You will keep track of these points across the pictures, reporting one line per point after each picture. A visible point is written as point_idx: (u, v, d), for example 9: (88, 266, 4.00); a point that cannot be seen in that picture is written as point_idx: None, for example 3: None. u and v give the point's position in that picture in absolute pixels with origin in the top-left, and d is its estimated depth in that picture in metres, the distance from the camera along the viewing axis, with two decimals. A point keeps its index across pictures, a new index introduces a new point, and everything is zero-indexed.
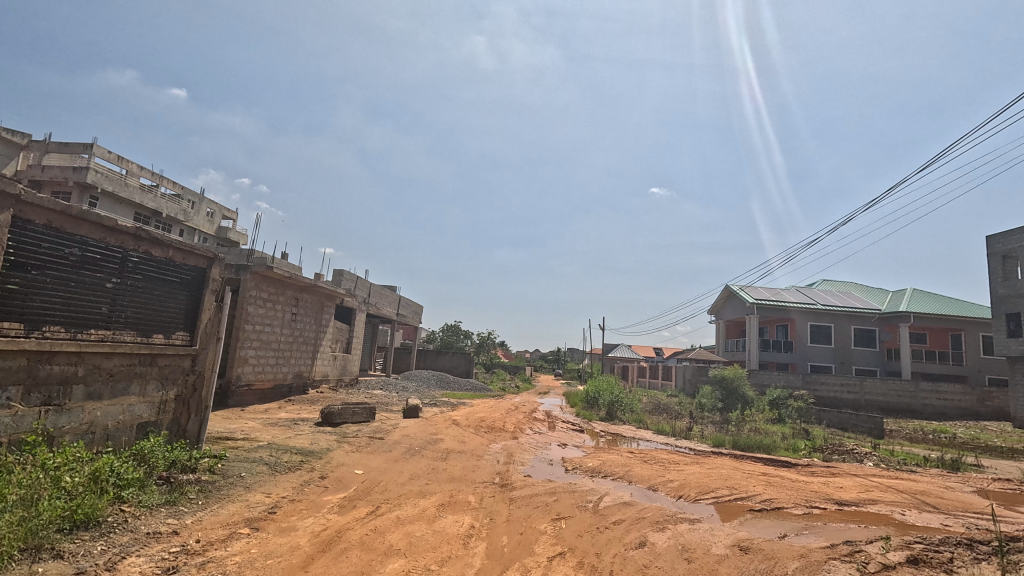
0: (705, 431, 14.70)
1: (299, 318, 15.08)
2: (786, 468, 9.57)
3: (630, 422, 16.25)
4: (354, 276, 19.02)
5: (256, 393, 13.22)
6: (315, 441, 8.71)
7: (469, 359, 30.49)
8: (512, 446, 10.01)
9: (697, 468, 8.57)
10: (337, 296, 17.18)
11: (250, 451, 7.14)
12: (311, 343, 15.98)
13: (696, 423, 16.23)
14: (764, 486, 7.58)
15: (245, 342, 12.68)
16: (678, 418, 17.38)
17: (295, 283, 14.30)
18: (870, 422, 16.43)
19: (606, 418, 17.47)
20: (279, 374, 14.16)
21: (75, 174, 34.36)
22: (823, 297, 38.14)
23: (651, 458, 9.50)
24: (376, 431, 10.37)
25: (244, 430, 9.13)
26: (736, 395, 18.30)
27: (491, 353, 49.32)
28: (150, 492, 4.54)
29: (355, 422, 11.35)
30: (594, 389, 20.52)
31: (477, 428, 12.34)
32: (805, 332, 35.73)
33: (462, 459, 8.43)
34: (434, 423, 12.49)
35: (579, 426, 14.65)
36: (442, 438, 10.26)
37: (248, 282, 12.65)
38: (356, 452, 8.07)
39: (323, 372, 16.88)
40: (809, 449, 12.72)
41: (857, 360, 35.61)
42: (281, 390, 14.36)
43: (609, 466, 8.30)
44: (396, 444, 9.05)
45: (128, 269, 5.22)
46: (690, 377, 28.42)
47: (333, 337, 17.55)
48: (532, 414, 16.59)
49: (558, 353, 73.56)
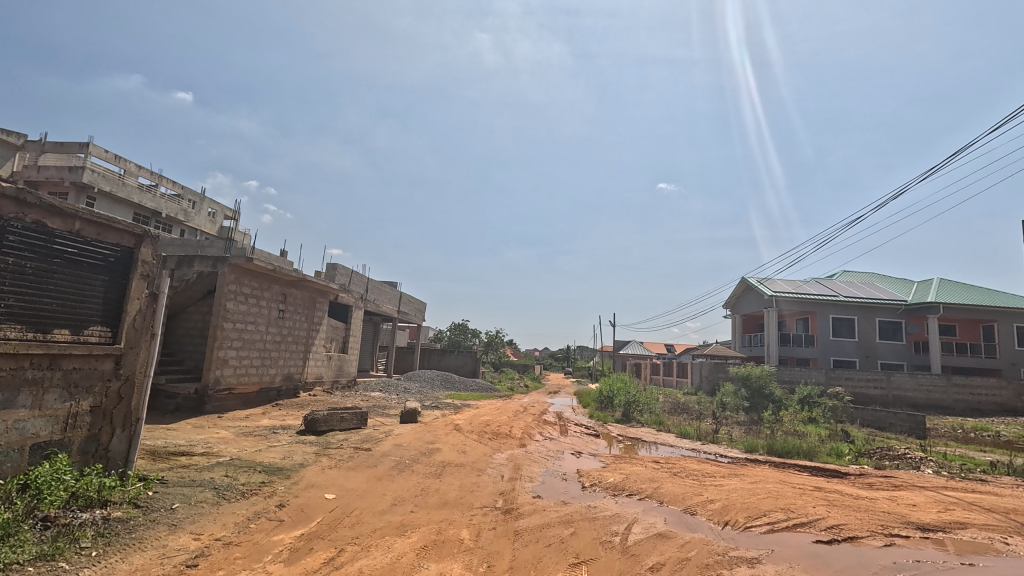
0: (733, 434, 13.31)
1: (287, 316, 13.91)
2: (839, 480, 8.17)
3: (650, 424, 14.92)
4: (350, 271, 17.85)
5: (239, 398, 12.08)
6: (289, 454, 7.49)
7: (475, 359, 29.24)
8: (519, 457, 8.74)
9: (739, 482, 7.23)
10: (330, 292, 16.01)
11: (200, 472, 5.90)
12: (302, 343, 14.81)
13: (721, 425, 14.84)
14: (826, 507, 6.23)
15: (224, 343, 11.54)
16: (701, 420, 15.98)
17: (281, 277, 13.12)
18: (914, 421, 14.94)
19: (623, 420, 16.13)
20: (265, 377, 13.02)
21: (71, 175, 33.65)
22: (846, 289, 36.42)
23: (681, 469, 8.18)
24: (364, 441, 9.15)
25: (210, 443, 7.93)
26: (763, 394, 16.88)
27: (500, 352, 48.17)
28: (16, 544, 3.30)
29: (343, 429, 10.15)
30: (608, 388, 19.19)
31: (480, 434, 11.08)
32: (827, 325, 34.08)
33: (459, 474, 7.16)
34: (433, 430, 11.24)
35: (594, 429, 13.33)
36: (439, 448, 9.00)
37: (228, 276, 11.48)
38: (334, 468, 6.83)
39: (316, 373, 15.71)
40: (853, 454, 11.32)
41: (883, 354, 33.90)
42: (268, 394, 13.21)
43: (634, 482, 7.00)
44: (385, 457, 7.82)
45: (6, 243, 4.03)
46: (708, 374, 26.98)
47: (327, 336, 16.37)
48: (541, 417, 15.29)
49: (568, 351, 72.15)
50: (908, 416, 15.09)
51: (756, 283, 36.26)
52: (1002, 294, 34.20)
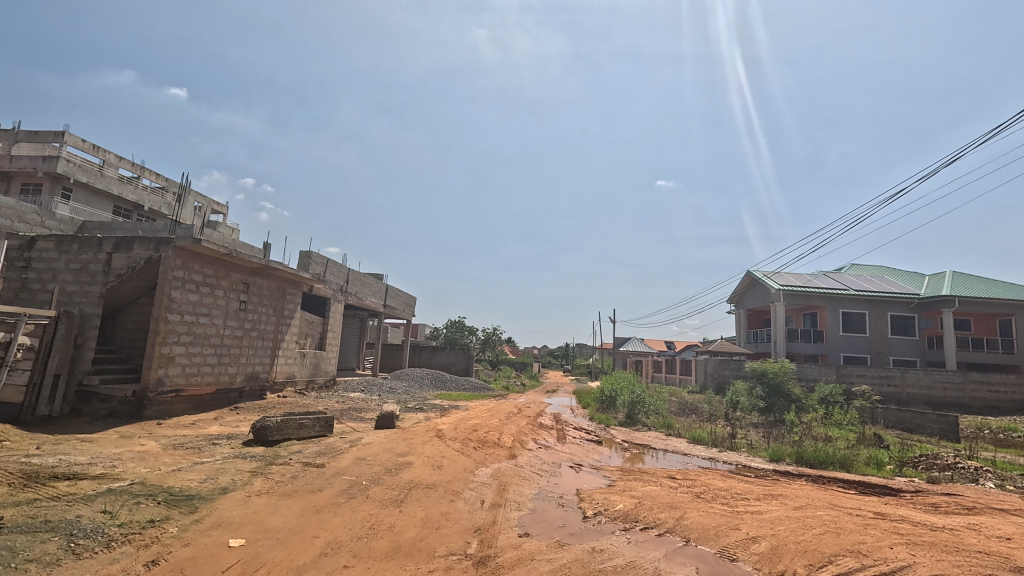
0: (752, 439, 11.82)
1: (251, 308, 12.37)
2: (898, 502, 6.64)
3: (657, 428, 13.42)
4: (326, 261, 16.28)
5: (190, 401, 10.56)
6: (215, 474, 5.95)
7: (468, 356, 27.68)
8: (506, 473, 7.22)
9: (781, 510, 5.69)
10: (303, 282, 14.50)
11: (68, 509, 4.34)
12: (270, 339, 13.29)
13: (736, 428, 13.36)
14: (906, 548, 4.70)
15: (169, 339, 10.00)
16: (713, 422, 14.52)
17: (240, 263, 11.58)
18: (947, 422, 13.46)
19: (628, 422, 14.64)
20: (222, 377, 11.48)
21: (45, 165, 32.09)
22: (856, 282, 34.97)
23: (704, 488, 6.67)
24: (321, 454, 7.60)
25: (120, 459, 6.38)
26: (780, 393, 15.34)
27: (497, 350, 46.66)
28: None
29: (301, 438, 8.64)
30: (610, 387, 17.72)
31: (465, 442, 9.58)
32: (836, 321, 32.66)
33: (427, 501, 5.60)
34: (410, 437, 9.67)
35: (596, 435, 11.83)
36: (410, 462, 7.46)
37: (173, 261, 9.96)
38: (263, 495, 5.30)
39: (287, 372, 14.19)
40: (895, 463, 9.82)
41: (895, 350, 32.47)
42: (227, 396, 11.69)
43: (649, 510, 5.48)
44: (338, 476, 6.27)
45: None
46: (713, 372, 25.63)
47: (300, 331, 14.86)
48: (537, 420, 13.78)
49: (567, 348, 70.69)
50: (941, 417, 13.65)
51: (762, 276, 34.76)
52: (1019, 286, 32.74)
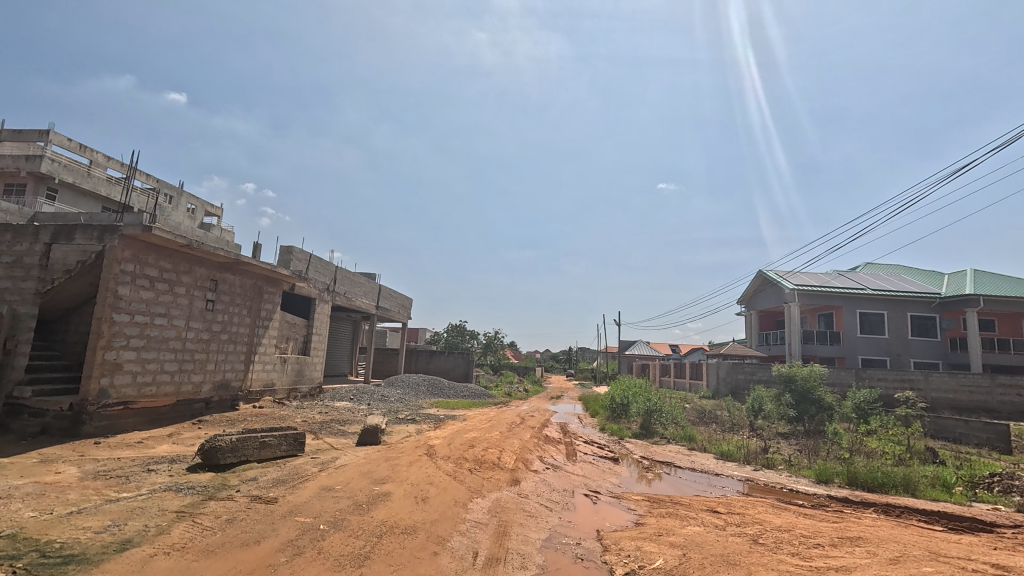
0: (788, 454, 10.36)
1: (220, 308, 11.00)
2: (1008, 546, 5.17)
3: (677, 440, 12.01)
4: (310, 258, 14.94)
5: (143, 414, 9.15)
6: (123, 520, 4.53)
7: (468, 361, 26.25)
8: (506, 507, 5.81)
9: (874, 565, 4.24)
10: (283, 280, 13.14)
11: None
12: (244, 342, 11.90)
13: (766, 441, 11.89)
14: None
15: (116, 343, 8.59)
16: (739, 435, 13.10)
17: (205, 256, 10.20)
18: (997, 432, 12.06)
19: (643, 433, 13.23)
20: (184, 387, 10.10)
21: (28, 164, 30.87)
22: (872, 281, 33.52)
23: (757, 527, 5.24)
24: (279, 482, 6.20)
25: (12, 495, 4.97)
26: (810, 400, 13.88)
27: (499, 354, 45.18)
28: None
29: (262, 459, 7.27)
30: (621, 393, 16.28)
31: (459, 462, 8.18)
32: (853, 322, 31.21)
33: (400, 556, 4.18)
34: (394, 457, 8.24)
35: (610, 450, 10.41)
36: (389, 492, 6.04)
37: (120, 251, 8.57)
38: (173, 555, 3.86)
39: (265, 380, 12.80)
40: (965, 484, 8.32)
41: (916, 352, 30.95)
42: (191, 407, 10.29)
43: (699, 569, 4.04)
44: (289, 517, 4.84)
45: None
46: (726, 376, 24.30)
47: (280, 334, 13.50)
48: (542, 432, 12.38)
49: (569, 352, 69.03)
50: (989, 426, 12.25)
51: (775, 276, 33.27)
52: None
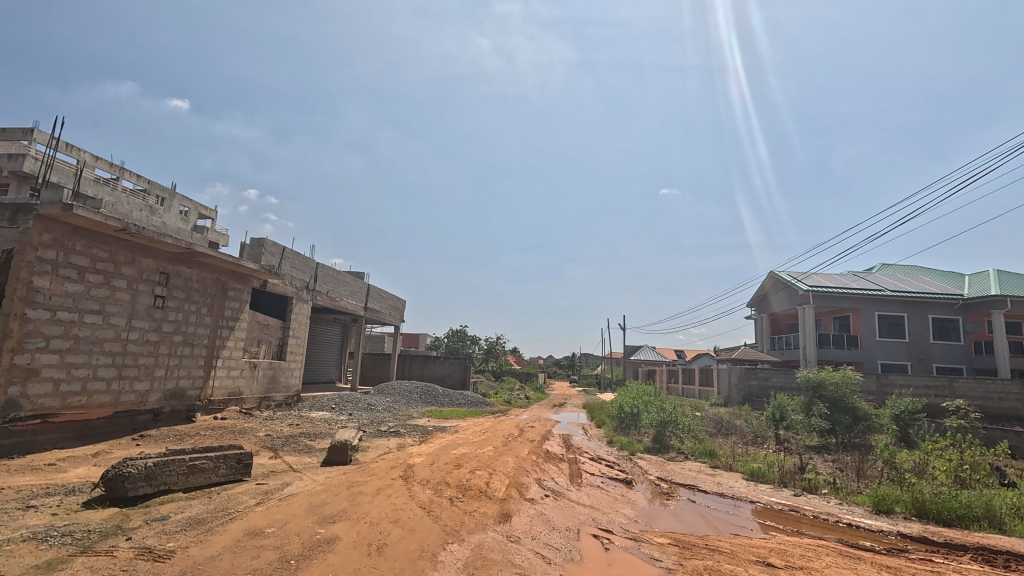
0: (831, 475, 8.82)
1: (172, 305, 9.62)
2: None
3: (697, 456, 10.51)
4: (284, 253, 13.52)
5: (66, 429, 7.70)
6: None
7: (465, 367, 24.74)
8: (489, 561, 4.31)
9: None
10: (251, 275, 11.75)
11: None
12: (203, 345, 10.48)
13: (801, 459, 10.33)
14: None
15: (30, 345, 7.18)
16: (767, 451, 11.56)
17: (149, 244, 8.79)
18: None
19: (656, 448, 11.72)
20: (125, 397, 8.68)
21: (11, 164, 29.66)
22: (890, 282, 31.94)
23: None
24: (193, 522, 4.73)
25: None
26: (842, 409, 12.33)
27: (501, 361, 43.60)
28: None
29: (189, 488, 5.85)
30: (630, 402, 14.75)
31: (439, 489, 6.69)
32: (872, 325, 29.61)
33: None
34: (360, 483, 6.77)
35: (622, 470, 8.89)
36: (336, 538, 4.56)
37: (36, 235, 7.20)
38: None
39: (229, 388, 11.35)
40: None
41: (937, 356, 29.34)
42: (132, 420, 8.83)
43: None
44: None
45: None
46: (737, 382, 22.80)
47: (249, 335, 12.08)
48: (542, 447, 10.88)
49: (573, 358, 67.24)
50: None
51: (788, 277, 31.73)
52: None
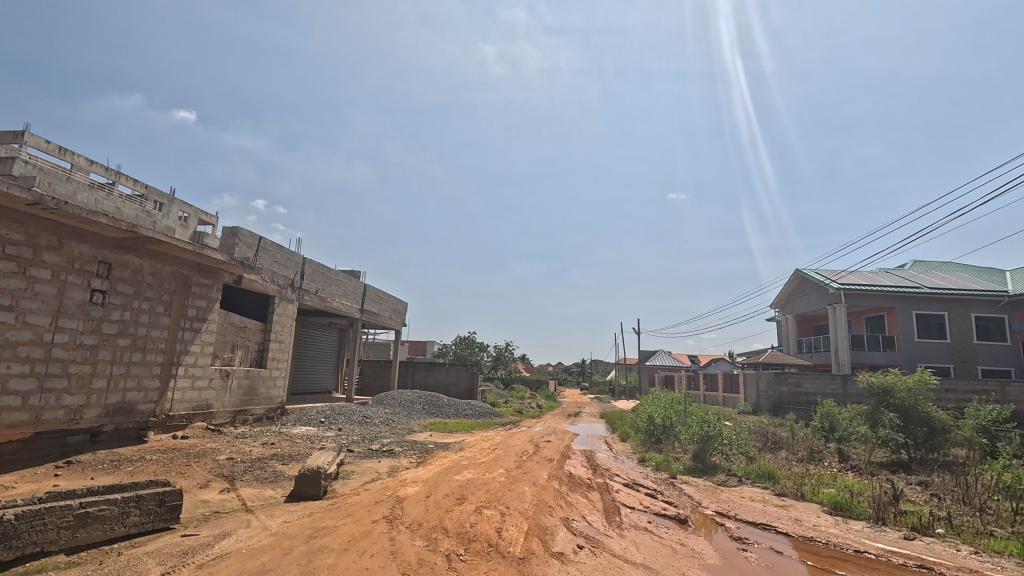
0: (939, 509, 6.85)
1: (117, 301, 8.00)
2: None
3: (754, 480, 8.63)
4: (261, 245, 11.82)
5: None
6: None
7: (471, 374, 22.91)
8: None
9: None
10: (222, 268, 10.11)
11: None
12: (159, 350, 8.83)
13: (882, 483, 8.40)
14: None
15: None
16: (832, 470, 9.62)
17: (79, 223, 7.15)
18: None
19: (697, 467, 9.85)
20: (51, 414, 7.03)
21: None
22: (927, 280, 29.74)
23: None
24: None
25: None
26: (917, 419, 10.37)
27: (511, 368, 41.53)
28: None
29: (75, 546, 4.12)
30: (659, 412, 12.85)
31: (429, 540, 4.87)
32: (910, 325, 27.46)
33: None
34: (325, 532, 4.97)
35: (667, 501, 7.05)
36: None
37: None
38: None
39: (194, 401, 9.67)
40: None
41: (982, 358, 27.15)
42: (58, 443, 7.13)
43: None
44: None
45: None
46: (765, 388, 20.77)
47: (218, 339, 10.41)
48: (563, 468, 9.03)
49: (584, 364, 64.92)
50: None
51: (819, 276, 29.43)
52: None
